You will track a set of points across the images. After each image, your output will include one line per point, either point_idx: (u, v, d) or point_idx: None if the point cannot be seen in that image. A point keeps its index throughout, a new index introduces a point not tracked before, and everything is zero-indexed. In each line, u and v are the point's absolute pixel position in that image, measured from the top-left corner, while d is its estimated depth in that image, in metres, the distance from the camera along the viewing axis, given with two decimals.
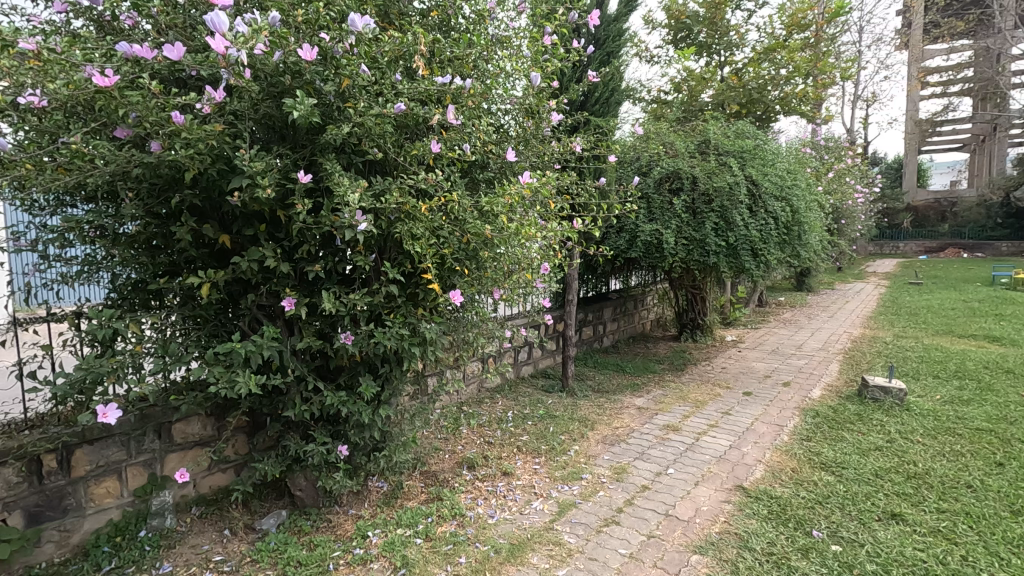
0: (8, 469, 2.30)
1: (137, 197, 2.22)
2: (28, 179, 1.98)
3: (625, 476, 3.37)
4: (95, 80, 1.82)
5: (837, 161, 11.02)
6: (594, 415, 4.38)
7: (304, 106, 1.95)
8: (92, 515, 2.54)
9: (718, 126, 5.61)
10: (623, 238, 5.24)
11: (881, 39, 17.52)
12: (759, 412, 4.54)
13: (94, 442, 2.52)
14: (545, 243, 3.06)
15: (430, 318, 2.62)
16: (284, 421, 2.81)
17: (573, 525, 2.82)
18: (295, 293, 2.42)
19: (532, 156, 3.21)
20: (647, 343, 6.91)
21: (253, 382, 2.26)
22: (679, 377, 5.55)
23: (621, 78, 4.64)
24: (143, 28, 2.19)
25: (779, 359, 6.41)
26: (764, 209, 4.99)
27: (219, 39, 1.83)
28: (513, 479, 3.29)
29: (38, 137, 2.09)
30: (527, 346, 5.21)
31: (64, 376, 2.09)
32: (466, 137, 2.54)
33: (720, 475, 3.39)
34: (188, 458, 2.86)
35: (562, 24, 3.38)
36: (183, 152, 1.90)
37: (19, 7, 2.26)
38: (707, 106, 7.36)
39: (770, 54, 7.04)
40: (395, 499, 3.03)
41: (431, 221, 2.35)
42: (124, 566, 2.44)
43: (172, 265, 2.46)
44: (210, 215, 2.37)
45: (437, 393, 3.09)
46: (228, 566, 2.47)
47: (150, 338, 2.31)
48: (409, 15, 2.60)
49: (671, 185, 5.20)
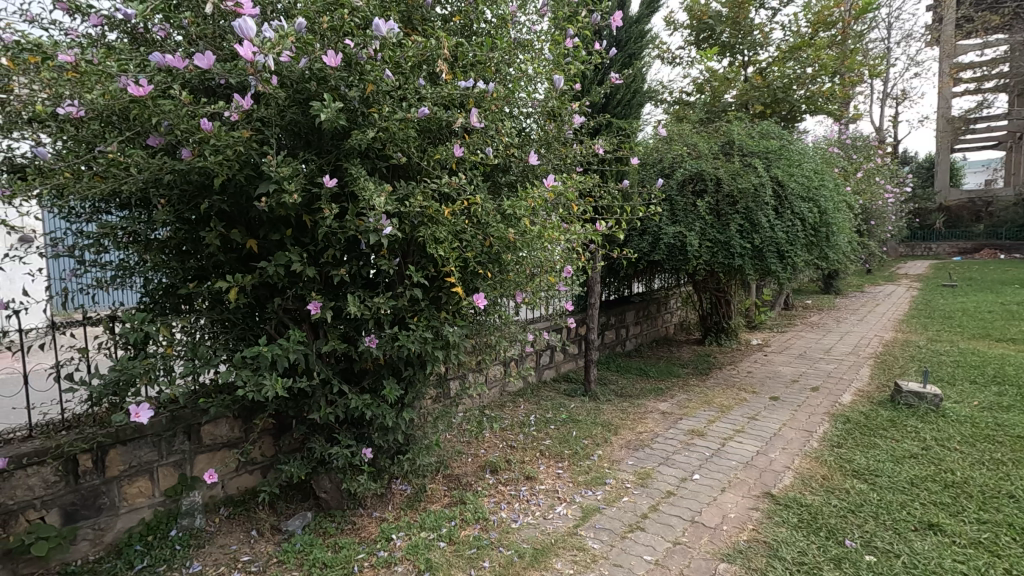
0: (46, 468, 2.38)
1: (169, 204, 2.28)
2: (66, 186, 2.04)
3: (650, 481, 3.33)
4: (130, 90, 1.89)
5: (866, 160, 10.77)
6: (617, 419, 4.34)
7: (330, 111, 1.96)
8: (125, 515, 2.60)
9: (742, 127, 5.52)
10: (645, 241, 5.20)
11: (911, 36, 17.12)
12: (787, 417, 4.43)
13: (128, 442, 2.59)
14: (569, 246, 3.02)
15: (453, 321, 2.63)
16: (310, 424, 2.85)
17: (597, 531, 2.80)
18: (320, 297, 2.45)
19: (555, 159, 3.17)
20: (671, 347, 6.82)
21: (280, 384, 2.29)
22: (704, 382, 5.47)
23: (642, 79, 4.61)
24: (175, 39, 2.23)
25: (807, 363, 6.26)
26: (790, 211, 4.89)
27: (246, 45, 1.85)
28: (537, 484, 3.27)
29: (76, 147, 2.15)
30: (549, 350, 5.20)
31: (100, 377, 2.17)
32: (489, 140, 2.56)
33: (747, 482, 3.32)
34: (217, 459, 2.91)
35: (584, 26, 3.37)
36: (212, 159, 1.95)
37: (58, 21, 2.34)
38: (730, 107, 7.25)
39: (796, 53, 6.91)
40: (418, 502, 3.04)
41: (454, 225, 2.35)
42: (155, 565, 2.48)
43: (201, 270, 2.52)
44: (238, 220, 2.42)
45: (459, 396, 3.09)
46: (256, 566, 2.50)
47: (181, 340, 2.36)
48: (432, 20, 2.61)
49: (695, 186, 5.13)
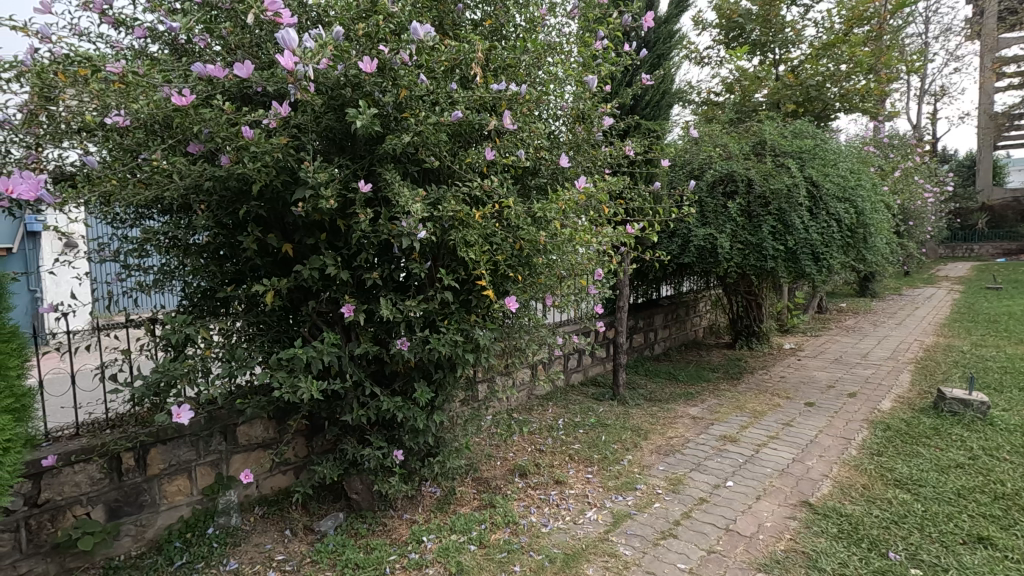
0: (92, 466, 2.47)
1: (209, 210, 2.33)
2: (113, 194, 2.11)
3: (682, 487, 3.27)
4: (174, 99, 1.96)
5: (904, 159, 10.44)
6: (647, 424, 4.28)
7: (366, 117, 1.99)
8: (165, 512, 2.68)
9: (775, 126, 5.40)
10: (675, 243, 5.15)
11: (950, 30, 16.58)
12: (824, 424, 4.31)
13: (168, 442, 2.66)
14: (600, 248, 2.99)
15: (484, 324, 2.64)
16: (341, 425, 2.89)
17: (629, 537, 2.76)
18: (353, 300, 2.48)
19: (586, 161, 3.16)
20: (700, 351, 6.71)
21: (315, 387, 2.32)
22: (736, 387, 5.35)
23: (672, 79, 4.56)
24: (214, 49, 2.28)
25: (843, 368, 6.10)
26: (826, 212, 4.75)
27: (288, 55, 1.90)
28: (567, 488, 3.25)
29: (121, 155, 2.22)
30: (577, 353, 5.17)
31: (142, 378, 2.24)
32: (520, 143, 2.57)
33: (783, 490, 3.24)
34: (252, 459, 2.97)
35: (615, 27, 3.35)
36: (251, 165, 1.99)
37: (104, 34, 2.43)
38: (760, 106, 7.13)
39: (830, 50, 6.74)
40: (448, 504, 3.05)
41: (484, 228, 2.36)
42: (194, 561, 2.53)
43: (238, 273, 2.58)
44: (275, 225, 2.47)
45: (489, 400, 3.10)
46: (291, 566, 2.53)
47: (218, 343, 2.41)
48: (464, 25, 2.63)
49: (726, 187, 5.05)
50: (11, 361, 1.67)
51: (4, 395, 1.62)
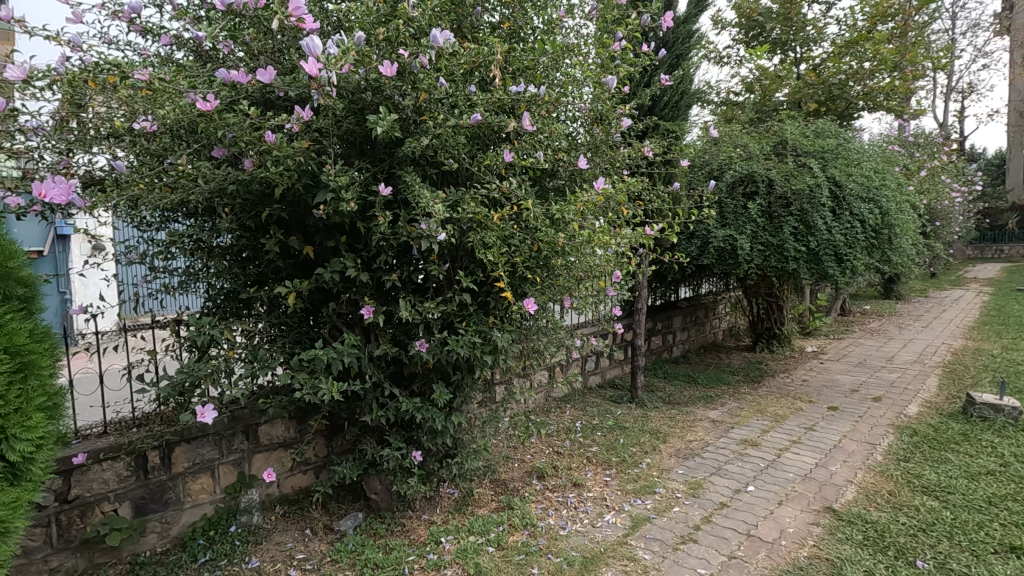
0: (119, 463, 2.52)
1: (232, 213, 2.37)
2: (141, 198, 2.16)
3: (702, 492, 3.23)
4: (199, 104, 1.99)
5: (930, 158, 10.20)
6: (665, 427, 4.24)
7: (387, 122, 2.01)
8: (189, 509, 2.73)
9: (797, 126, 5.32)
10: (694, 245, 5.11)
11: (978, 25, 16.18)
12: (847, 428, 4.23)
13: (192, 441, 2.71)
14: (618, 250, 2.98)
15: (502, 326, 2.64)
16: (361, 425, 2.92)
17: (648, 541, 2.74)
18: (372, 301, 2.50)
19: (604, 162, 3.14)
20: (720, 354, 6.63)
21: (335, 388, 2.35)
22: (756, 390, 5.28)
23: (691, 80, 4.53)
24: (238, 55, 2.32)
25: (868, 371, 5.97)
26: (849, 212, 4.66)
27: (312, 62, 1.92)
28: (585, 491, 3.24)
29: (149, 160, 2.27)
30: (595, 355, 5.15)
31: (167, 378, 2.28)
32: (539, 144, 2.57)
33: (806, 495, 3.18)
34: (273, 458, 3.02)
35: (634, 28, 3.33)
36: (274, 169, 2.02)
37: (132, 42, 2.49)
38: (781, 106, 7.03)
39: (853, 47, 6.62)
40: (466, 506, 3.05)
41: (503, 230, 2.36)
42: (217, 559, 2.58)
43: (260, 275, 2.62)
44: (296, 228, 2.51)
45: (507, 402, 3.10)
46: (311, 565, 2.56)
47: (242, 343, 2.45)
48: (482, 27, 2.64)
49: (746, 188, 4.99)
50: (44, 361, 1.70)
51: (36, 393, 1.65)
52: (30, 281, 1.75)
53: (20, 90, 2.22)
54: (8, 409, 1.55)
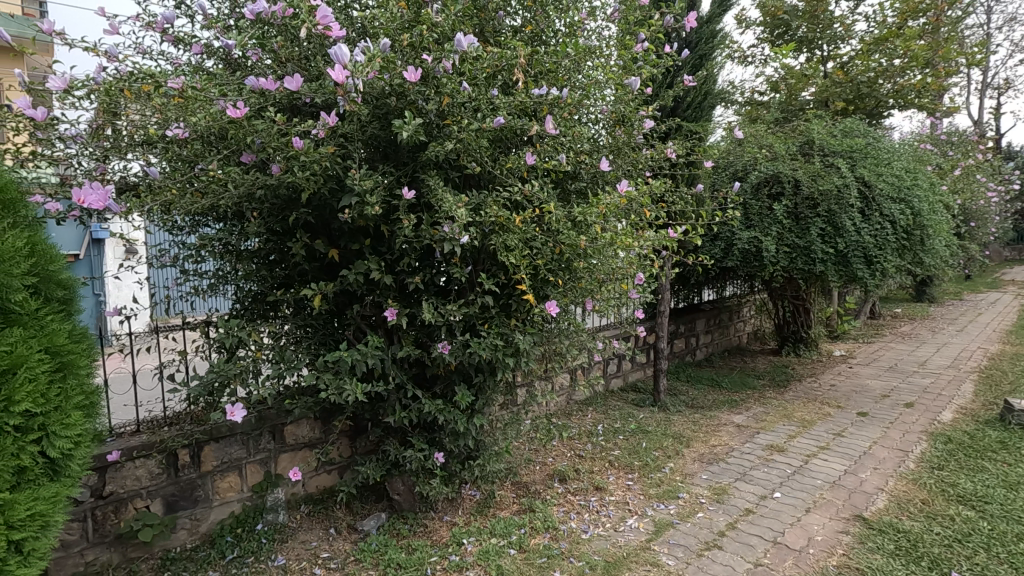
0: (151, 461, 2.60)
1: (260, 217, 2.42)
2: (173, 203, 2.22)
3: (726, 498, 3.18)
4: (229, 112, 2.04)
5: (965, 156, 9.89)
6: (689, 431, 4.19)
7: (411, 127, 2.03)
8: (217, 507, 2.79)
9: (824, 125, 5.21)
10: (718, 247, 5.04)
11: (1015, 19, 15.64)
12: (878, 435, 4.12)
13: (220, 440, 2.77)
14: (641, 252, 2.96)
15: (524, 328, 2.64)
16: (384, 426, 2.95)
17: (672, 546, 2.71)
18: (395, 304, 2.53)
19: (626, 164, 3.13)
20: (744, 357, 6.53)
21: (359, 389, 2.38)
22: (783, 395, 5.18)
23: (714, 80, 4.48)
24: (266, 63, 2.38)
25: (899, 377, 5.81)
26: (879, 213, 4.55)
27: (338, 69, 1.96)
28: (607, 495, 3.22)
29: (181, 166, 2.33)
30: (617, 358, 5.11)
31: (197, 378, 2.33)
32: (561, 147, 2.57)
33: (835, 503, 3.11)
34: (299, 458, 3.07)
35: (657, 29, 3.31)
36: (301, 174, 2.06)
37: (165, 52, 2.57)
38: (808, 105, 6.89)
39: (882, 44, 6.46)
40: (488, 508, 3.06)
41: (525, 233, 2.36)
42: (244, 556, 2.62)
43: (286, 277, 2.67)
44: (321, 232, 2.55)
45: (529, 404, 3.10)
46: (335, 564, 2.59)
47: (269, 345, 2.50)
48: (504, 31, 2.66)
49: (770, 190, 4.91)
50: (82, 361, 1.75)
51: (75, 391, 1.69)
52: (69, 284, 1.82)
53: (60, 99, 2.31)
54: (48, 406, 1.59)
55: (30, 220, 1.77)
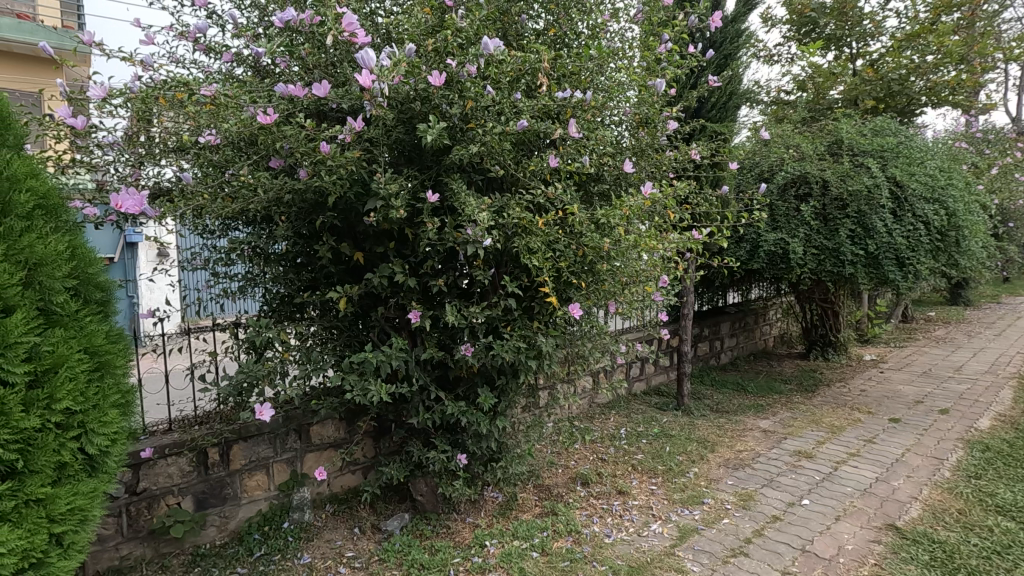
0: (182, 459, 2.66)
1: (288, 221, 2.47)
2: (205, 207, 2.28)
3: (753, 504, 3.13)
4: (259, 118, 2.09)
5: (1002, 155, 9.56)
6: (713, 436, 4.13)
7: (436, 131, 2.05)
8: (245, 505, 2.85)
9: (853, 124, 5.09)
10: (743, 249, 4.97)
11: None
12: (911, 442, 4.00)
13: (248, 439, 2.83)
14: (665, 255, 2.93)
15: (547, 331, 2.64)
16: (408, 428, 2.98)
17: (696, 553, 2.67)
18: (418, 306, 2.56)
19: (649, 166, 3.11)
20: (771, 361, 6.40)
21: (384, 390, 2.40)
22: (811, 400, 5.06)
23: (740, 80, 4.42)
24: (293, 69, 2.42)
25: (934, 382, 5.64)
26: (912, 213, 4.43)
27: (365, 73, 1.99)
28: (630, 499, 3.19)
29: (211, 171, 2.39)
30: (639, 362, 5.07)
31: (227, 378, 2.38)
32: (584, 149, 2.56)
33: (866, 511, 3.03)
34: (324, 458, 3.11)
35: (680, 29, 3.28)
36: (327, 179, 2.10)
37: (197, 60, 2.64)
38: (836, 104, 6.75)
39: (915, 40, 6.30)
40: (510, 510, 3.06)
41: (548, 235, 2.36)
42: (271, 553, 2.67)
43: (313, 280, 2.72)
44: (347, 235, 2.60)
45: (551, 406, 3.09)
46: (359, 563, 2.62)
47: (295, 346, 2.54)
48: (527, 34, 2.67)
49: (798, 190, 4.82)
50: (118, 360, 1.81)
51: (112, 390, 1.74)
52: (106, 286, 1.88)
53: (98, 107, 2.39)
54: (87, 404, 1.63)
55: (70, 225, 1.84)
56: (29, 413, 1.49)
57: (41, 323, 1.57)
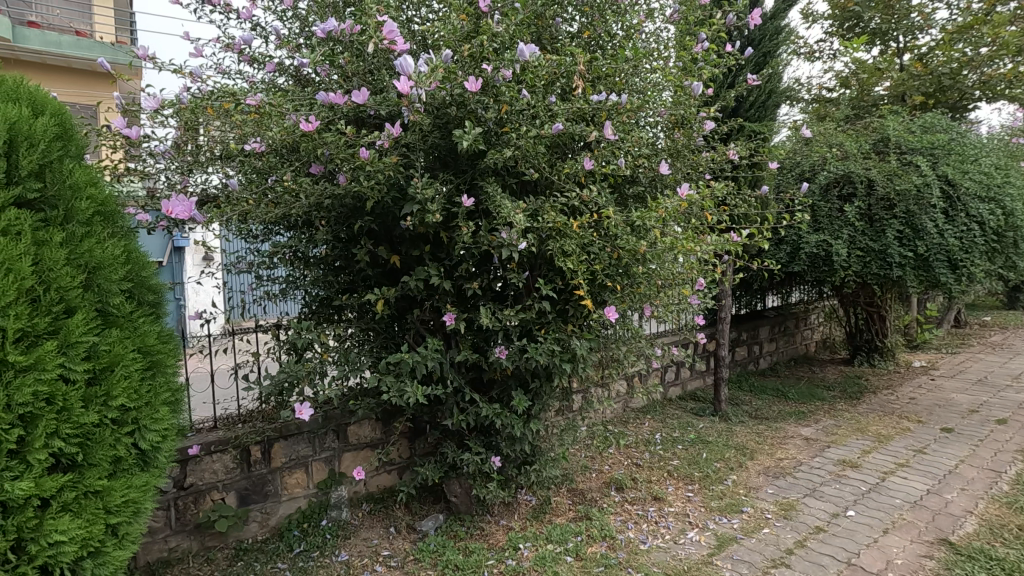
0: (227, 456, 2.76)
1: (328, 225, 2.53)
2: (250, 213, 2.36)
3: (795, 514, 3.03)
4: (301, 126, 2.15)
5: None
6: (752, 443, 4.02)
7: (472, 136, 2.06)
8: (286, 502, 2.93)
9: (901, 121, 4.90)
10: (784, 251, 4.84)
11: None
12: (965, 453, 3.82)
13: (289, 437, 2.91)
14: (703, 258, 2.88)
15: (581, 334, 2.63)
16: (443, 429, 3.01)
17: (736, 562, 2.61)
18: (454, 309, 2.58)
19: (685, 167, 3.06)
20: (813, 367, 6.20)
21: (419, 392, 2.44)
22: (856, 407, 4.87)
23: (780, 78, 4.31)
24: (333, 78, 2.48)
25: (990, 390, 5.36)
26: (965, 213, 4.23)
27: (404, 80, 2.01)
28: (666, 505, 3.14)
29: (256, 178, 2.47)
30: (675, 366, 4.99)
31: (269, 378, 2.45)
32: (619, 151, 2.54)
33: (917, 525, 2.90)
34: (361, 457, 3.17)
35: (718, 28, 3.23)
36: (366, 184, 2.14)
37: (243, 70, 2.74)
38: (881, 100, 6.50)
39: (966, 32, 6.03)
40: (544, 514, 3.05)
41: (582, 238, 2.35)
42: (310, 550, 2.73)
43: (351, 283, 2.78)
44: (384, 239, 2.65)
45: (585, 410, 3.07)
46: (395, 562, 2.66)
47: (334, 347, 2.60)
48: (562, 37, 2.67)
49: (842, 190, 4.67)
50: (168, 359, 1.89)
51: (162, 389, 1.82)
52: (158, 289, 1.97)
53: (151, 117, 2.51)
54: (141, 402, 1.71)
55: (125, 231, 1.93)
56: (88, 409, 1.57)
57: (99, 324, 1.65)
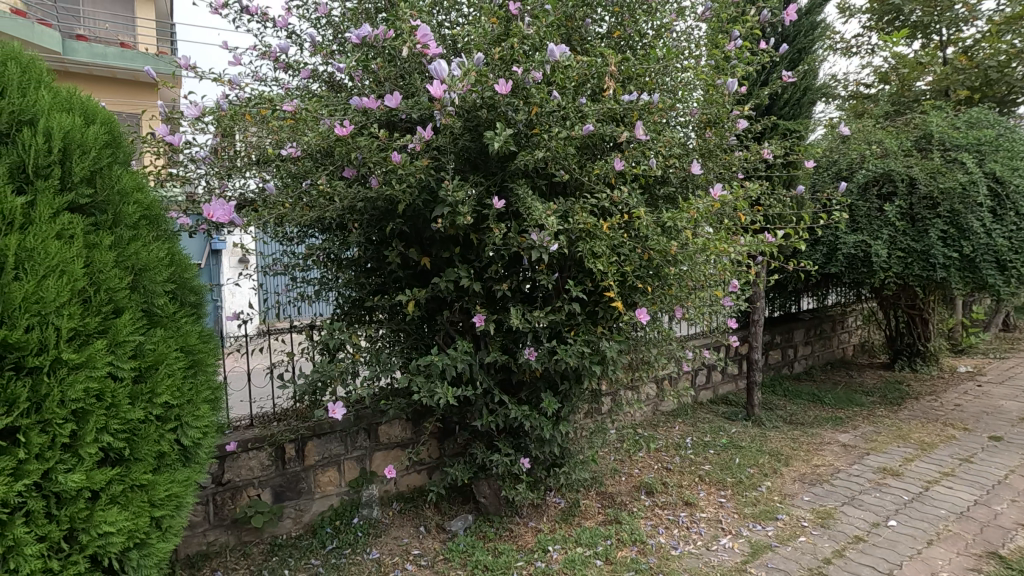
0: (263, 453, 2.83)
1: (360, 228, 2.58)
2: (286, 216, 2.41)
3: (833, 522, 2.95)
4: (336, 130, 2.19)
5: None
6: (787, 449, 3.92)
7: (502, 138, 2.07)
8: (318, 499, 2.99)
9: (945, 116, 4.72)
10: (820, 252, 4.72)
11: None
12: (1016, 462, 3.64)
13: (321, 436, 2.97)
14: (736, 259, 2.83)
15: (610, 336, 2.61)
16: (472, 430, 3.02)
17: (770, 571, 2.55)
18: (483, 310, 2.59)
19: (718, 166, 3.01)
20: (851, 371, 6.01)
21: (449, 392, 2.46)
22: (896, 414, 4.71)
23: (815, 75, 4.21)
24: (366, 83, 2.53)
25: None
26: (1015, 211, 4.05)
27: (437, 84, 2.05)
28: (697, 511, 3.08)
29: (291, 181, 2.53)
30: (706, 369, 4.91)
31: (303, 377, 2.50)
32: (650, 151, 2.52)
33: (963, 537, 2.79)
34: (391, 456, 3.22)
35: (751, 25, 3.17)
36: (399, 187, 2.18)
37: (278, 78, 2.81)
38: (924, 95, 6.28)
39: (1015, 23, 5.78)
40: (573, 517, 3.03)
41: (613, 239, 2.34)
42: (342, 547, 2.77)
43: (382, 284, 2.83)
44: (415, 241, 2.68)
45: (615, 413, 3.04)
46: (425, 561, 2.69)
47: (366, 348, 2.64)
48: (592, 38, 2.66)
49: (881, 189, 4.52)
50: (208, 358, 1.95)
51: (203, 387, 1.89)
52: (199, 290, 2.05)
53: (192, 124, 2.60)
54: (183, 399, 1.78)
55: (168, 234, 2.01)
56: (135, 405, 1.63)
57: (145, 323, 1.72)
